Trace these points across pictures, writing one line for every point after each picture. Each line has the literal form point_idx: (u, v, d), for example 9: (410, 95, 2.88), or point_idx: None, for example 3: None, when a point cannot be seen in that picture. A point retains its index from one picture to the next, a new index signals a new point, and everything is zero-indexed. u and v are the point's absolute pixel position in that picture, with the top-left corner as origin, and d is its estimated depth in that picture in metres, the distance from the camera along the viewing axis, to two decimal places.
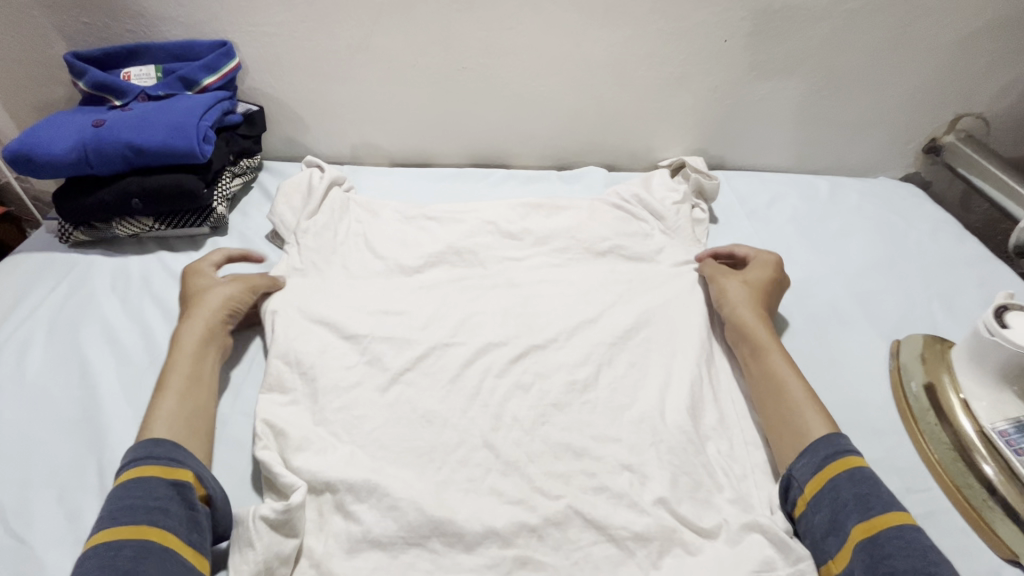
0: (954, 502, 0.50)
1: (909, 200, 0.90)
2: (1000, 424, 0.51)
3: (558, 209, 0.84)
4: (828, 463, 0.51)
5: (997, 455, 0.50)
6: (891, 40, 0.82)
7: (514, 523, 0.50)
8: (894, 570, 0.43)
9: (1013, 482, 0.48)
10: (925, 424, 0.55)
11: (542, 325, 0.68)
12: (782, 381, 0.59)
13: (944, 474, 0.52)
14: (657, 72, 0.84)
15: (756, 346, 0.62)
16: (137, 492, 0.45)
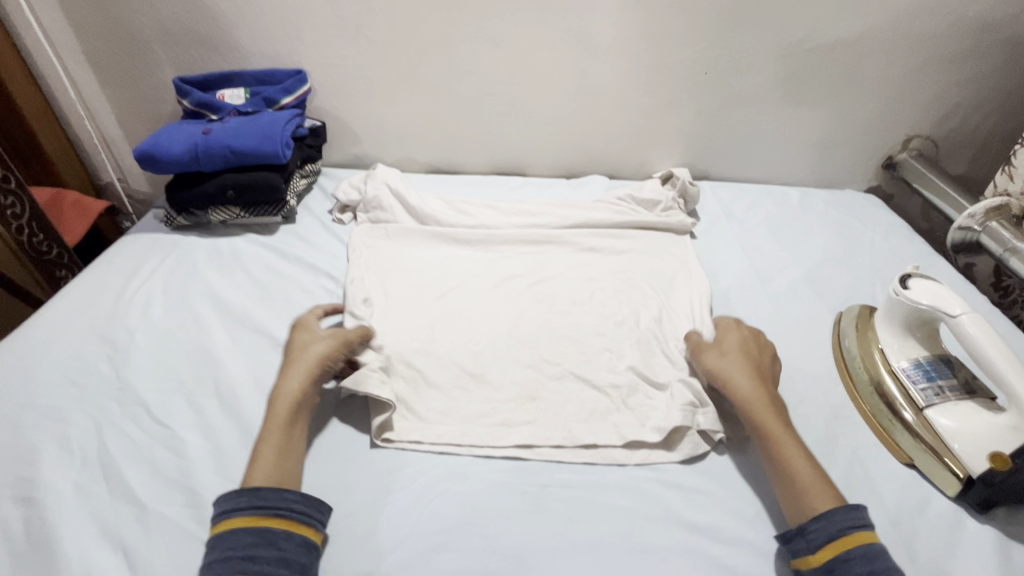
0: (871, 427, 0.65)
1: (868, 208, 1.06)
2: (904, 364, 0.65)
3: (570, 207, 0.99)
4: (847, 535, 0.50)
5: (901, 388, 0.64)
6: (846, 74, 0.99)
7: (526, 444, 0.62)
8: None
9: (913, 408, 0.62)
10: (854, 370, 0.69)
11: (548, 300, 0.81)
12: (786, 450, 0.57)
13: (864, 405, 0.66)
14: (650, 97, 1.02)
15: (754, 406, 0.61)
16: (259, 542, 0.49)
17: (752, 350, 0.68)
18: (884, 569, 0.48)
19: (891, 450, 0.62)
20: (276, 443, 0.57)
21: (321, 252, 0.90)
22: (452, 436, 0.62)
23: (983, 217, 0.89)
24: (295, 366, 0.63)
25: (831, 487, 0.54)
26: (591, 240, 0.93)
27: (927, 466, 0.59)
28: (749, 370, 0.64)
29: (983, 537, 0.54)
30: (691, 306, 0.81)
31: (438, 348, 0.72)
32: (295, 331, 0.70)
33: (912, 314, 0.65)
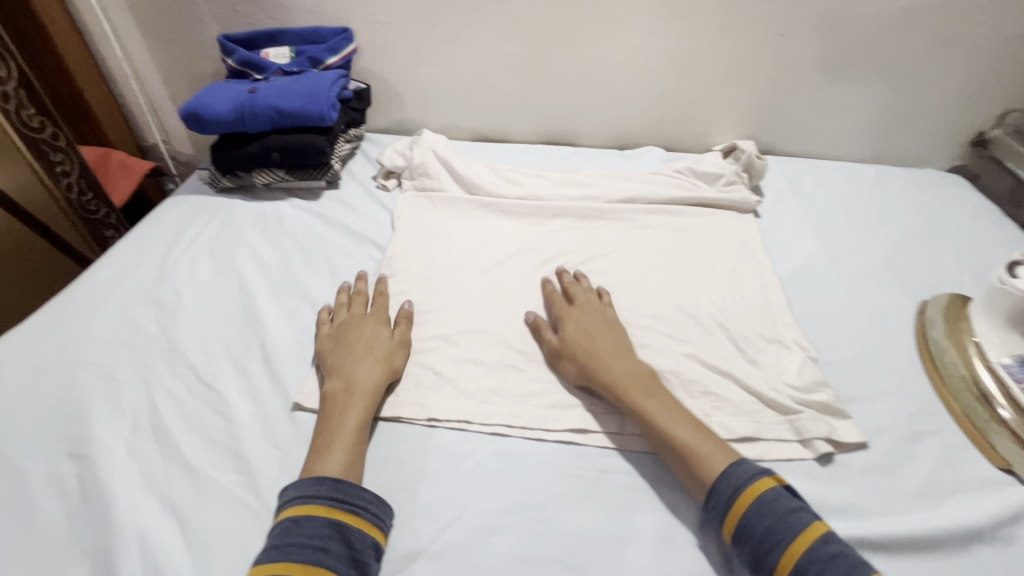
0: (960, 425, 0.59)
1: (951, 188, 0.97)
2: (1005, 360, 0.60)
3: (624, 179, 0.94)
4: (736, 499, 0.48)
5: (1002, 386, 0.58)
6: (941, 39, 0.89)
7: (582, 428, 0.58)
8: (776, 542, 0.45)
9: (1014, 408, 0.57)
10: (941, 363, 0.63)
11: (602, 278, 0.76)
12: (665, 425, 0.54)
13: (954, 402, 0.60)
14: (717, 62, 0.94)
15: (626, 388, 0.57)
16: (301, 528, 0.46)
17: (600, 328, 0.63)
18: (778, 522, 0.46)
19: (984, 452, 0.56)
20: (348, 433, 0.54)
21: (365, 218, 0.87)
22: (503, 417, 0.58)
23: None
24: (362, 362, 0.59)
25: (714, 447, 0.52)
26: (646, 214, 0.87)
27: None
28: (608, 351, 0.60)
29: None
30: (757, 288, 0.75)
31: (486, 322, 0.68)
32: (349, 318, 0.66)
33: (1018, 305, 0.59)
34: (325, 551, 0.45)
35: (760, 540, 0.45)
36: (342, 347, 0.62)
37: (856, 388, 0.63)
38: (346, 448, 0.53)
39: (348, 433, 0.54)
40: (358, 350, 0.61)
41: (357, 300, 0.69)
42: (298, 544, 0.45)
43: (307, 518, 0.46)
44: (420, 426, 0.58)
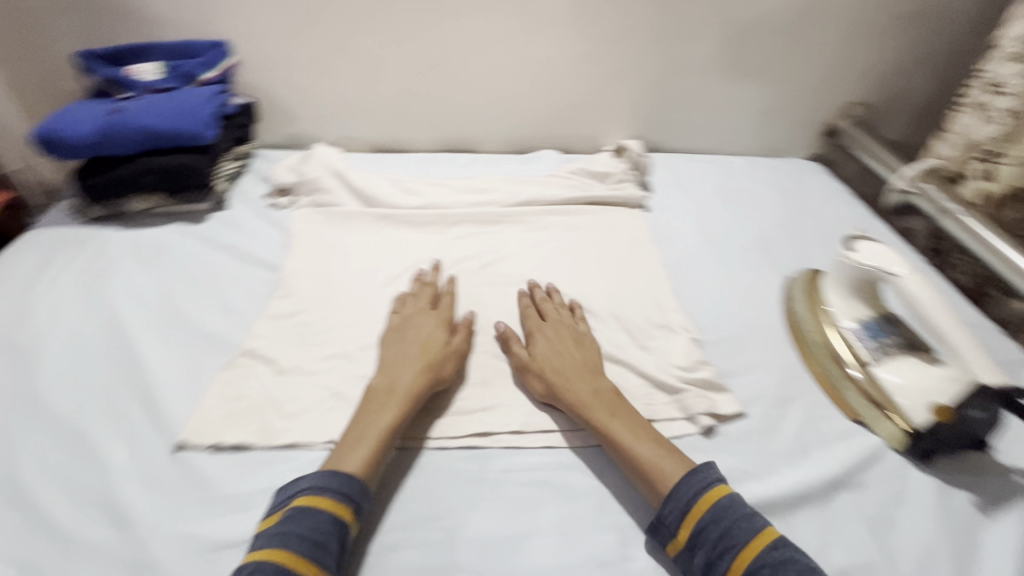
0: (822, 387, 0.66)
1: (810, 174, 1.09)
2: (850, 323, 0.67)
3: (521, 183, 0.97)
4: (692, 506, 0.49)
5: (848, 347, 0.65)
6: (787, 41, 1.00)
7: (483, 431, 0.59)
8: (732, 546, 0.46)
9: (859, 365, 0.64)
10: (804, 332, 0.70)
11: (504, 281, 0.78)
12: (615, 435, 0.55)
13: (815, 366, 0.67)
14: (599, 66, 1.00)
15: (588, 403, 0.58)
16: (307, 518, 0.46)
17: (566, 344, 0.64)
18: (733, 527, 0.47)
19: (840, 407, 0.64)
20: (381, 433, 0.53)
21: (256, 239, 0.84)
22: (404, 430, 0.58)
23: (916, 179, 0.92)
24: (419, 364, 0.60)
25: (672, 456, 0.53)
26: (542, 216, 0.90)
27: (874, 420, 0.61)
28: (572, 368, 0.61)
29: (925, 488, 0.56)
30: (646, 279, 0.80)
31: (388, 335, 0.68)
32: (415, 313, 0.67)
33: (857, 275, 0.67)
34: (319, 543, 0.45)
35: (714, 545, 0.47)
36: (427, 347, 0.62)
37: (733, 363, 0.69)
38: (372, 444, 0.52)
39: (384, 438, 0.53)
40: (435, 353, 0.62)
41: (425, 297, 0.70)
42: (299, 536, 0.45)
43: (313, 510, 0.46)
44: (319, 450, 0.57)
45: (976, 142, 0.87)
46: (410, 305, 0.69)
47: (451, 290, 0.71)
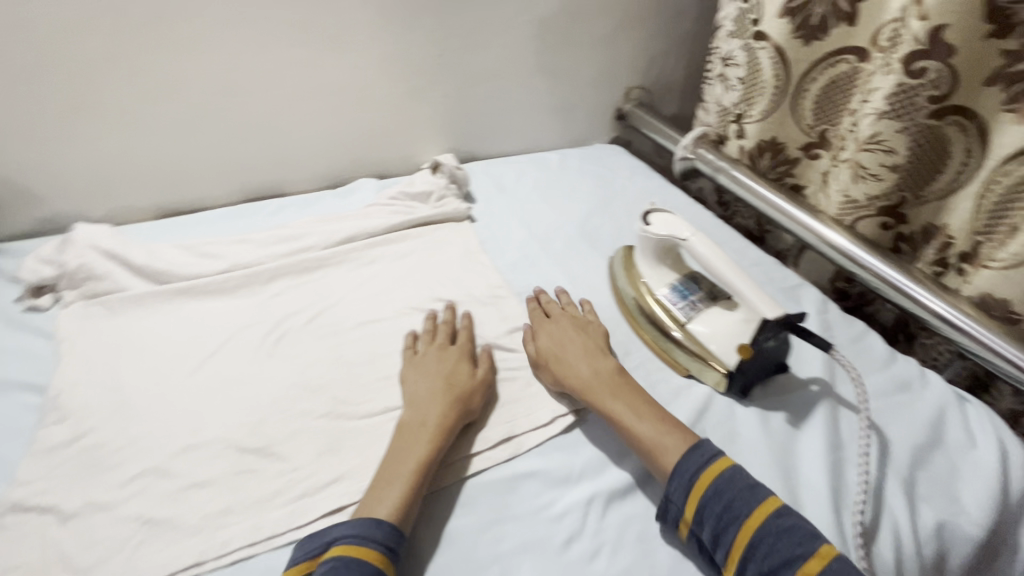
0: (657, 354, 0.71)
1: (613, 156, 1.19)
2: (665, 290, 0.73)
3: (339, 220, 0.91)
4: (697, 478, 0.51)
5: (667, 312, 0.71)
6: (561, 41, 1.08)
7: (339, 504, 0.53)
8: (735, 514, 0.48)
9: (679, 327, 0.69)
10: (631, 308, 0.75)
11: (336, 331, 0.72)
12: (634, 424, 0.56)
13: (647, 337, 0.73)
14: (393, 87, 0.99)
15: (592, 388, 0.60)
16: (349, 574, 0.44)
17: (578, 335, 0.66)
18: (733, 497, 0.49)
19: (674, 368, 0.70)
20: (409, 474, 0.52)
21: (12, 357, 0.67)
22: (243, 535, 0.51)
23: (692, 145, 1.06)
24: (434, 404, 0.58)
25: (667, 433, 0.55)
26: (368, 249, 0.86)
27: (701, 372, 0.67)
28: (576, 354, 0.64)
29: (751, 417, 0.63)
30: (483, 289, 0.80)
31: (206, 431, 0.59)
32: (437, 353, 0.65)
33: (660, 245, 0.74)
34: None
35: (719, 517, 0.48)
36: (409, 403, 0.60)
37: None
38: (400, 485, 0.51)
39: (404, 482, 0.52)
40: (450, 387, 0.60)
41: (440, 336, 0.68)
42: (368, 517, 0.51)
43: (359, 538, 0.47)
44: None
45: (725, 107, 1.02)
46: (425, 346, 0.67)
47: (468, 325, 0.70)
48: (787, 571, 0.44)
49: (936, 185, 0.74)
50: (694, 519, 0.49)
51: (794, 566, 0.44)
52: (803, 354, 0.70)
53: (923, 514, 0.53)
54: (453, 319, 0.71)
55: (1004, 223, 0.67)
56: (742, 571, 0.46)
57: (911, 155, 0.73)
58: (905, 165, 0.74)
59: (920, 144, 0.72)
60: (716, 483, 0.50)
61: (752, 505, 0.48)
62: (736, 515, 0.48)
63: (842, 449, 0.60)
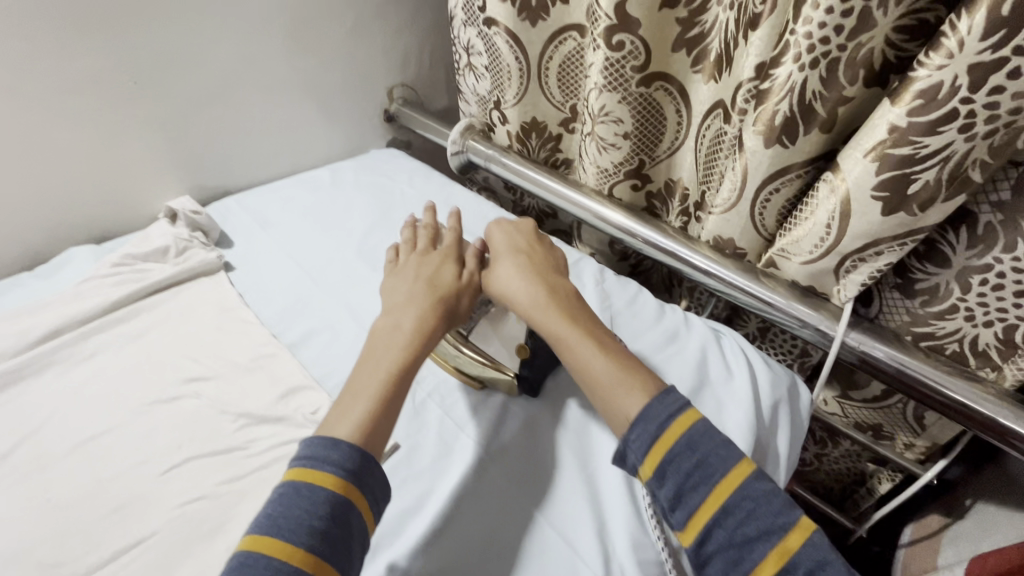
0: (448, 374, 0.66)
1: (390, 161, 1.12)
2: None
3: (36, 311, 0.70)
4: (665, 431, 0.50)
5: (451, 329, 0.67)
6: (294, 48, 0.97)
7: None
8: (710, 473, 0.47)
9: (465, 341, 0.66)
10: None
11: (45, 463, 0.56)
12: (582, 347, 0.57)
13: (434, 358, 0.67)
14: (79, 130, 0.79)
15: (543, 317, 0.60)
16: (298, 500, 0.44)
17: (531, 250, 0.69)
18: (708, 454, 0.48)
19: (466, 382, 0.64)
20: (377, 388, 0.53)
21: None
22: None
23: (461, 138, 1.04)
24: (433, 294, 0.63)
25: (625, 373, 0.55)
26: (86, 339, 0.68)
27: (492, 379, 0.63)
28: (530, 279, 0.64)
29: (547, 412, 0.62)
30: (248, 350, 0.68)
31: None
32: (417, 259, 0.69)
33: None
34: (316, 530, 0.43)
35: (687, 475, 0.48)
36: (434, 281, 0.65)
37: None
38: (367, 402, 0.52)
39: (364, 408, 0.51)
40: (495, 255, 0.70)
41: (422, 241, 0.73)
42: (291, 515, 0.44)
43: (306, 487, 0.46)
44: None
45: (484, 95, 1.02)
46: (405, 257, 0.71)
47: (453, 228, 0.74)
48: (763, 544, 0.44)
49: (664, 146, 0.81)
50: (655, 475, 0.49)
51: (774, 538, 0.44)
52: None
53: None
54: (435, 223, 0.75)
55: (715, 169, 0.74)
56: (703, 534, 0.46)
57: (635, 122, 0.78)
58: (633, 132, 0.79)
59: (640, 113, 0.77)
60: (690, 438, 0.49)
61: (725, 466, 0.47)
62: (709, 473, 0.47)
63: None
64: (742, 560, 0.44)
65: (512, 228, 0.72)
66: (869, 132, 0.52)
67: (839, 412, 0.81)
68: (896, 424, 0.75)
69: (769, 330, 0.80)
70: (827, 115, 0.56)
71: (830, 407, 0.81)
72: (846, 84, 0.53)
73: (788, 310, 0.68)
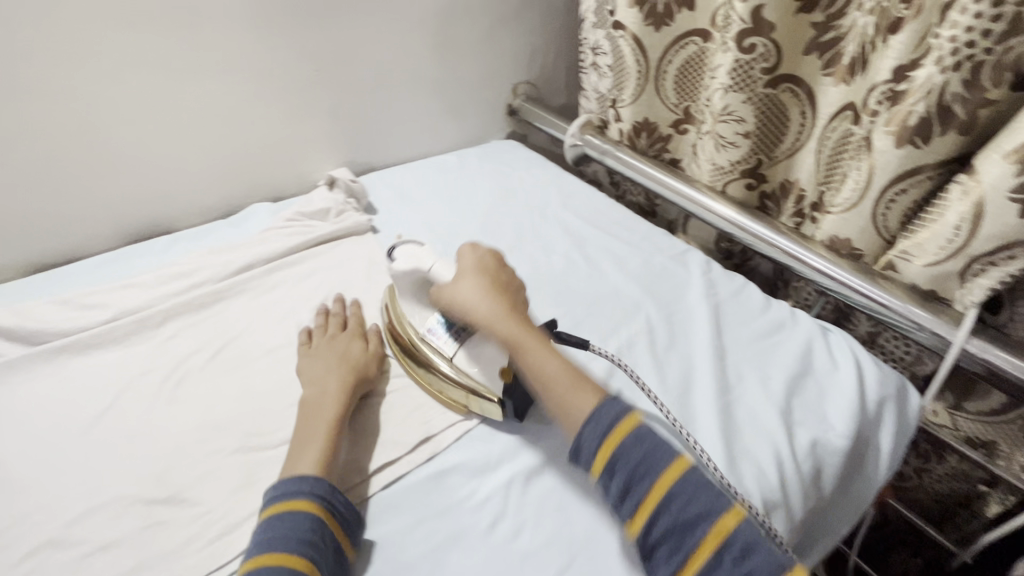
0: (432, 395, 0.65)
1: (510, 151, 1.22)
2: (428, 324, 0.67)
3: (233, 249, 0.87)
4: (615, 428, 0.52)
5: (432, 348, 0.66)
6: (441, 46, 1.10)
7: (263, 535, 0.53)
8: (653, 467, 0.50)
9: (445, 359, 0.64)
10: (401, 348, 0.69)
11: (241, 363, 0.70)
12: (537, 356, 0.58)
13: (420, 379, 0.66)
14: (272, 107, 0.96)
15: (499, 327, 0.60)
16: (281, 523, 0.49)
17: (491, 265, 0.66)
18: (653, 447, 0.51)
19: (452, 405, 0.64)
20: (326, 435, 0.57)
21: None
22: None
23: (580, 132, 1.11)
24: (336, 376, 0.63)
25: (578, 384, 0.57)
26: (269, 275, 0.84)
27: (480, 405, 0.62)
28: (474, 298, 0.62)
29: (653, 376, 0.67)
30: None
31: (103, 491, 0.56)
32: (328, 341, 0.69)
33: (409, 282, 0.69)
34: (302, 540, 0.48)
35: (636, 468, 0.50)
36: (342, 360, 0.65)
37: None
38: (317, 448, 0.55)
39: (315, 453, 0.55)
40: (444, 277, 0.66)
41: (334, 323, 0.73)
42: (281, 537, 0.48)
43: (289, 512, 0.50)
44: None
45: (603, 95, 1.07)
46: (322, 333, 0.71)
47: (359, 312, 0.75)
48: (703, 523, 0.47)
49: (783, 146, 0.83)
50: (606, 469, 0.51)
51: (712, 518, 0.47)
52: (693, 317, 0.76)
53: (799, 436, 0.60)
54: (343, 310, 0.75)
55: (838, 170, 0.76)
56: (653, 522, 0.48)
57: (757, 121, 0.81)
58: (754, 132, 0.82)
59: (763, 113, 0.80)
60: (637, 438, 0.52)
61: (663, 466, 0.50)
62: (653, 468, 0.50)
63: (731, 390, 0.65)
64: (683, 542, 0.47)
65: (475, 246, 0.68)
66: (1015, 133, 0.53)
67: (949, 425, 0.80)
68: (1013, 441, 0.74)
69: (878, 335, 0.80)
70: (967, 117, 0.57)
71: (938, 418, 0.81)
72: (989, 86, 0.54)
73: (902, 312, 0.69)
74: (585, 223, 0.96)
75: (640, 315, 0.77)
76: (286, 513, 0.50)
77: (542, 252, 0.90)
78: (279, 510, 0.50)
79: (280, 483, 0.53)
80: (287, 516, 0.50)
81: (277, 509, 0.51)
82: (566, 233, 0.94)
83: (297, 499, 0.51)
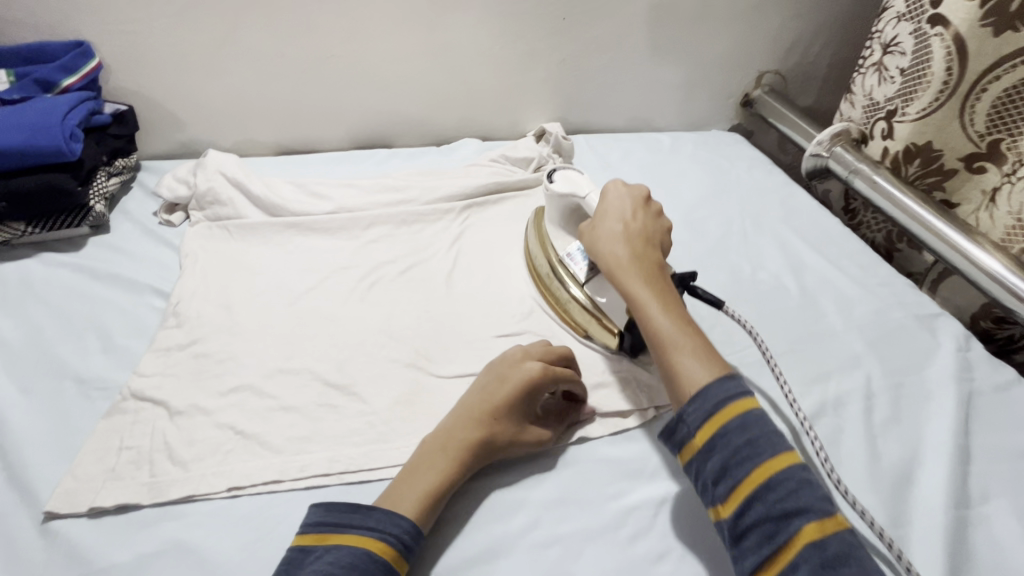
0: (563, 319, 0.68)
1: (733, 145, 1.09)
2: (569, 249, 0.68)
3: (441, 176, 0.91)
4: (720, 409, 0.44)
5: (565, 270, 0.68)
6: (696, 14, 1.00)
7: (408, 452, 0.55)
8: (755, 453, 0.42)
9: (575, 284, 0.66)
10: (537, 265, 0.73)
11: (425, 285, 0.73)
12: (654, 311, 0.51)
13: (553, 300, 0.69)
14: (511, 48, 0.96)
15: (622, 268, 0.56)
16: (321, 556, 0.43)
17: (635, 204, 0.62)
18: (759, 435, 0.43)
19: (572, 327, 0.67)
20: (427, 483, 0.48)
21: (142, 258, 0.75)
22: (319, 465, 0.53)
23: (829, 142, 0.94)
24: (463, 439, 0.51)
25: (694, 349, 0.48)
26: (465, 210, 0.86)
27: (597, 333, 0.64)
28: (613, 236, 0.58)
29: (859, 449, 0.56)
30: None
31: (297, 360, 0.62)
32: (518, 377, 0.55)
33: (563, 206, 0.68)
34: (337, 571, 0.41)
35: (734, 451, 0.42)
36: (482, 430, 0.51)
37: None
38: (418, 490, 0.48)
39: (411, 490, 0.48)
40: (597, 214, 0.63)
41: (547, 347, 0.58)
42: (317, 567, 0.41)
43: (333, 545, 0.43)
44: (221, 500, 0.51)
45: (877, 102, 0.90)
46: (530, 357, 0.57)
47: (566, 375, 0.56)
48: (797, 520, 0.39)
49: None
50: (703, 448, 0.44)
51: (811, 516, 0.39)
52: (931, 402, 0.61)
53: None
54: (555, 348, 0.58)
55: None
56: (744, 513, 0.41)
57: None
58: None
59: None
60: (748, 423, 0.43)
61: (768, 457, 0.42)
62: (755, 454, 0.42)
63: (968, 507, 0.52)
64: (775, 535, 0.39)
65: (624, 184, 0.64)
66: None
67: None
68: None
69: None
70: None
71: None
72: None
73: None
74: (807, 245, 0.82)
75: (858, 373, 0.63)
76: (333, 540, 0.44)
77: (747, 263, 0.79)
78: (323, 538, 0.44)
79: (331, 508, 0.46)
80: (332, 547, 0.43)
81: (322, 537, 0.44)
82: (782, 251, 0.81)
83: (348, 527, 0.45)
